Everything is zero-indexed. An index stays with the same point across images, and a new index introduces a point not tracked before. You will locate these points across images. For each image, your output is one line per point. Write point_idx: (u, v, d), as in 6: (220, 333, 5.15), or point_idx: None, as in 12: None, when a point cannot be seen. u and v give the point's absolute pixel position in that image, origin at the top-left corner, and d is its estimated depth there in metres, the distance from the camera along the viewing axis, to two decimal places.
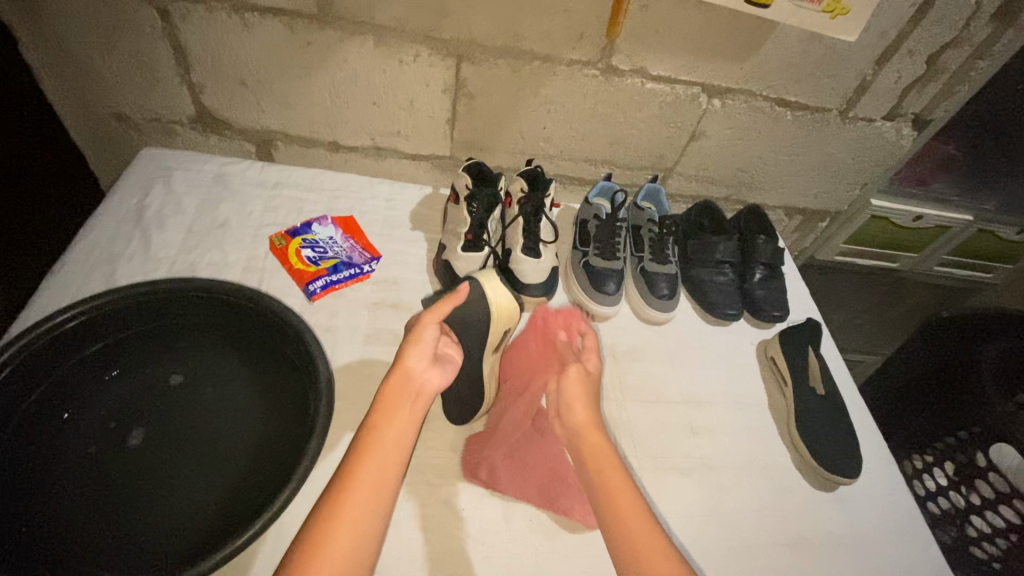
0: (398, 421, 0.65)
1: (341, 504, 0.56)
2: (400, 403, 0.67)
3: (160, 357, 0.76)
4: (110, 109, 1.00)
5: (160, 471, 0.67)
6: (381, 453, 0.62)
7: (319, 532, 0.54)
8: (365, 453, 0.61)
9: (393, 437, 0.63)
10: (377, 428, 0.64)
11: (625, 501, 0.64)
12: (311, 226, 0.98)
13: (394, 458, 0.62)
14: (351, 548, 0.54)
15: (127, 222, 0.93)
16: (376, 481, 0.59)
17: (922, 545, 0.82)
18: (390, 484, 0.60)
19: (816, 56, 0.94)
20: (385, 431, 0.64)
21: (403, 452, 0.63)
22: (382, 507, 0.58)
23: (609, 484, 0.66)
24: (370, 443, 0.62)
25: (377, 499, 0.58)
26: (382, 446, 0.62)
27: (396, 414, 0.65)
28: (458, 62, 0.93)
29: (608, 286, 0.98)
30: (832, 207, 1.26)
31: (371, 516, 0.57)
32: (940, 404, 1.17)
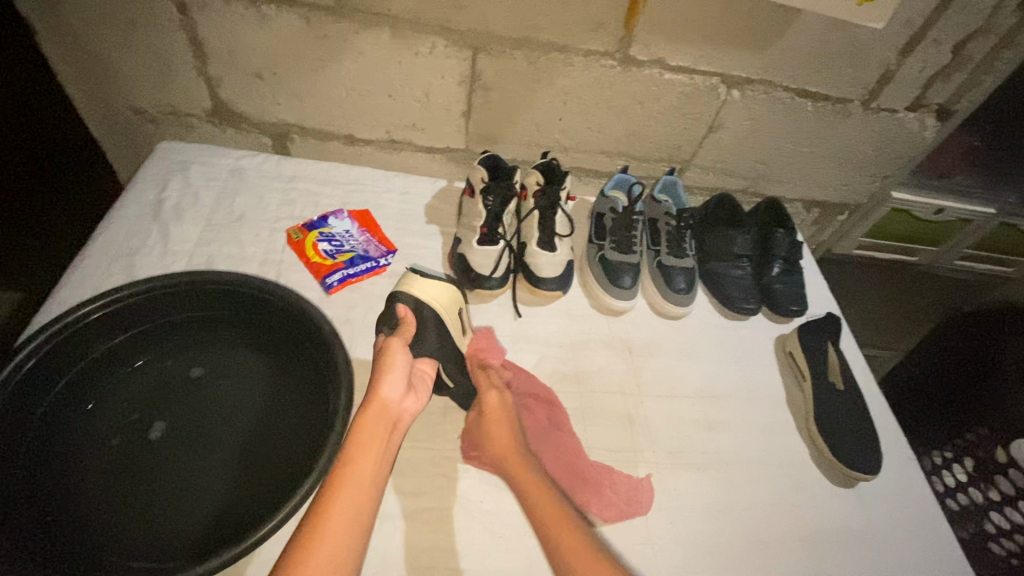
0: (376, 450, 0.63)
1: (316, 539, 0.55)
2: (379, 433, 0.65)
3: (179, 350, 0.77)
4: (128, 103, 1.01)
5: (180, 464, 0.68)
6: (357, 484, 0.60)
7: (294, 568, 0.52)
8: (341, 484, 0.59)
9: (371, 467, 0.62)
10: (353, 457, 0.62)
11: (562, 528, 0.64)
12: (326, 219, 0.98)
13: (370, 490, 0.60)
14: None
15: (145, 216, 0.93)
16: (353, 515, 0.57)
17: (942, 543, 0.81)
18: (366, 517, 0.58)
19: (839, 45, 0.92)
20: (362, 459, 0.62)
21: (378, 483, 0.62)
22: (360, 541, 0.57)
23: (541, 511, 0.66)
24: (346, 473, 0.60)
25: (354, 533, 0.56)
26: (357, 477, 0.60)
27: (373, 441, 0.64)
28: (474, 54, 0.92)
29: (624, 280, 0.97)
30: (852, 200, 1.24)
31: (349, 552, 0.55)
32: (961, 400, 1.15)
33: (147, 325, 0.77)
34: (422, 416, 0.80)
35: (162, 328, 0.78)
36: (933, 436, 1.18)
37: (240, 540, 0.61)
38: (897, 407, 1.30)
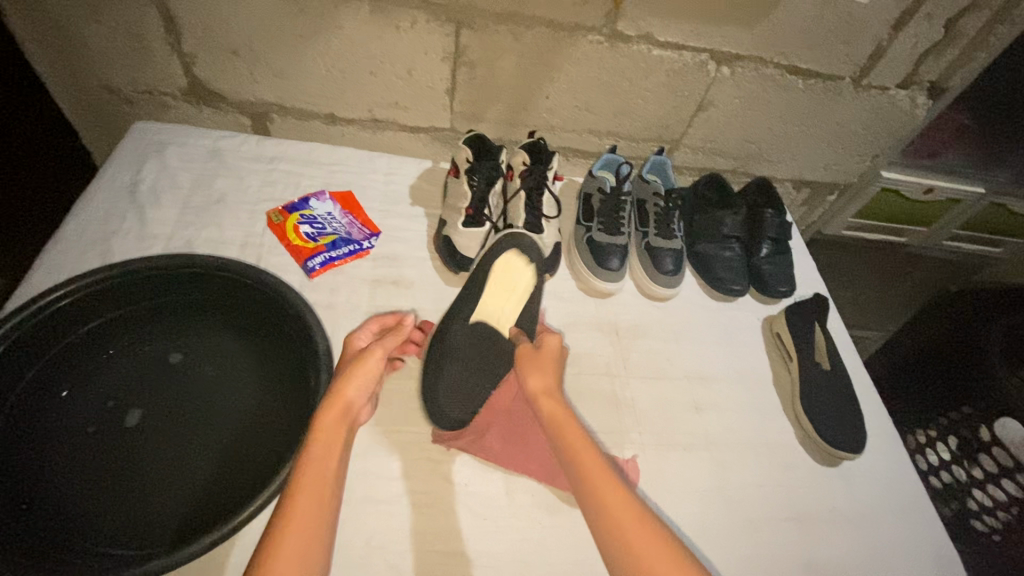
0: (329, 447, 0.60)
1: (280, 540, 0.51)
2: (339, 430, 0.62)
3: (157, 335, 0.75)
4: (99, 81, 0.97)
5: (159, 450, 0.67)
6: (315, 481, 0.57)
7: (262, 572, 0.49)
8: (300, 483, 0.56)
9: (326, 462, 0.59)
10: (309, 456, 0.59)
11: (611, 493, 0.59)
12: (308, 201, 0.96)
13: (330, 485, 0.57)
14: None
15: (120, 198, 0.90)
16: (315, 511, 0.55)
17: (923, 519, 0.82)
18: (329, 511, 0.56)
19: (830, 20, 0.90)
20: (316, 457, 0.59)
21: (335, 479, 0.59)
22: (324, 537, 0.54)
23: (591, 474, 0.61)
24: (303, 473, 0.57)
25: (319, 529, 0.54)
26: (316, 473, 0.57)
27: (323, 439, 0.60)
28: (458, 29, 0.90)
29: (612, 262, 0.96)
30: (842, 179, 1.23)
31: (314, 550, 0.52)
32: (942, 379, 1.16)
33: (120, 311, 0.75)
34: (406, 400, 0.79)
35: (136, 314, 0.76)
36: (918, 416, 1.19)
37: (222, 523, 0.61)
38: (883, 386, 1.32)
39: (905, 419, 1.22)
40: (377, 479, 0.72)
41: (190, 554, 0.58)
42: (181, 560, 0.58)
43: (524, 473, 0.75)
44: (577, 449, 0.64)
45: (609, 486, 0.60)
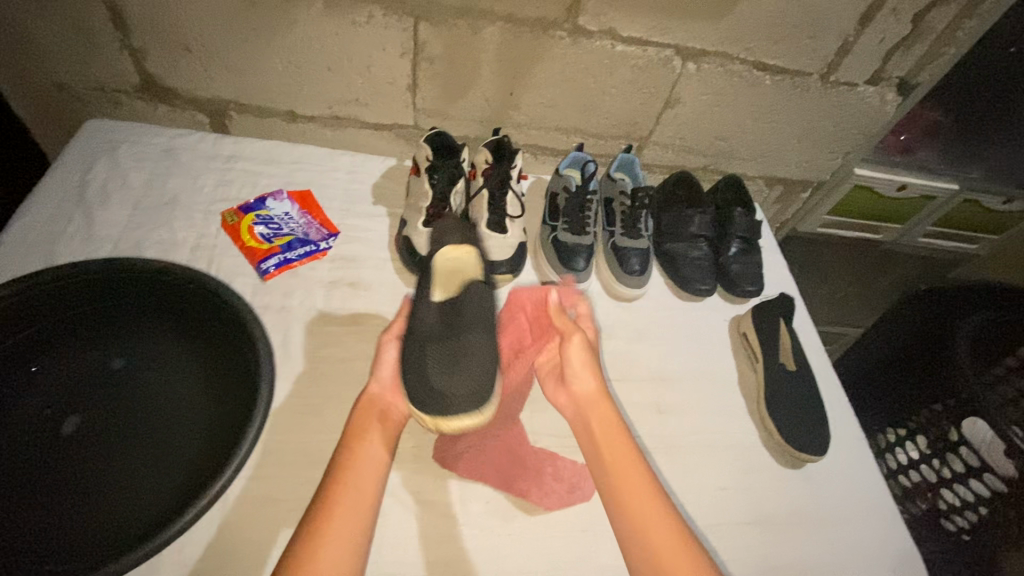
0: (372, 442, 0.66)
1: (327, 523, 0.57)
2: (375, 422, 0.69)
3: (97, 340, 0.73)
4: (48, 77, 0.94)
5: (99, 459, 0.64)
6: (360, 473, 0.63)
7: (307, 550, 0.55)
8: (346, 474, 0.62)
9: (371, 455, 0.65)
10: (354, 450, 0.65)
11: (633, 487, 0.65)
12: (265, 201, 0.94)
13: (373, 478, 0.63)
14: (339, 566, 0.55)
15: (68, 199, 0.88)
16: (358, 501, 0.60)
17: (887, 522, 0.81)
18: (371, 503, 0.61)
19: (795, 15, 0.89)
20: (363, 451, 0.65)
21: (381, 471, 0.64)
22: (366, 525, 0.60)
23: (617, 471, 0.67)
24: (350, 465, 0.63)
25: (359, 517, 0.59)
26: (360, 466, 0.63)
27: (369, 434, 0.67)
28: (416, 23, 0.87)
29: (577, 262, 0.95)
30: (814, 176, 1.22)
31: (354, 536, 0.58)
32: (913, 379, 1.14)
33: (48, 321, 0.72)
34: None
35: (65, 323, 0.73)
36: (889, 415, 1.18)
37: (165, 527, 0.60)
38: (855, 384, 1.33)
39: (877, 419, 1.21)
40: None
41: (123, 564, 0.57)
42: (124, 566, 0.57)
43: (477, 479, 0.73)
44: (606, 435, 0.71)
45: (631, 472, 0.66)
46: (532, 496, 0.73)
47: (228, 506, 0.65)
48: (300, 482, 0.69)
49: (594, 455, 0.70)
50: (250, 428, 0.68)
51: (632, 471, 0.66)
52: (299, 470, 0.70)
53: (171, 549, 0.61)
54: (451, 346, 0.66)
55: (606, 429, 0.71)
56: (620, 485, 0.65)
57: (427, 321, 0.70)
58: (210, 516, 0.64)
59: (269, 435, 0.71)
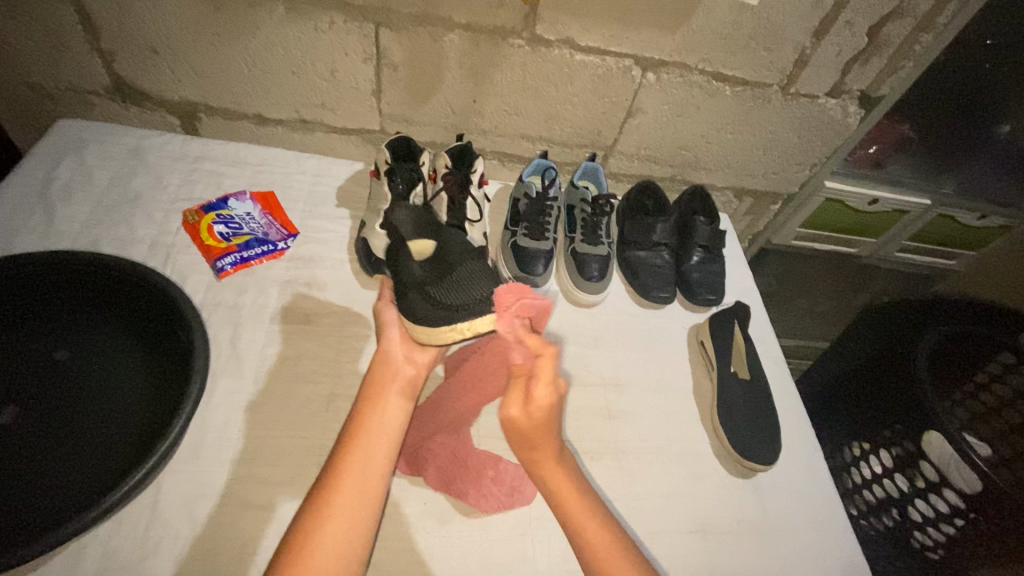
0: (382, 408, 0.65)
1: (330, 501, 0.56)
2: (388, 383, 0.68)
3: (41, 333, 0.75)
4: (21, 78, 0.96)
5: (30, 445, 0.66)
6: (368, 439, 0.61)
7: (308, 525, 0.54)
8: (353, 443, 0.61)
9: (379, 420, 0.63)
10: (362, 417, 0.63)
11: (572, 501, 0.65)
12: (226, 201, 0.95)
13: (383, 444, 0.62)
14: (341, 542, 0.54)
15: (31, 195, 0.89)
16: (364, 471, 0.59)
17: (836, 534, 0.80)
18: (381, 476, 0.60)
19: (750, 26, 0.90)
20: (372, 417, 0.64)
21: (390, 434, 0.63)
22: (374, 497, 0.58)
23: (558, 491, 0.66)
24: (357, 431, 0.62)
25: (367, 488, 0.58)
26: (368, 433, 0.62)
27: (380, 401, 0.65)
28: (377, 30, 0.89)
29: (536, 268, 0.95)
30: (783, 188, 1.23)
31: (362, 508, 0.57)
32: (871, 395, 1.12)
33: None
34: (302, 403, 0.77)
35: (10, 315, 0.74)
36: (853, 428, 1.16)
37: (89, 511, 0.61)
38: (822, 397, 1.31)
39: (843, 432, 1.19)
40: (259, 482, 0.69)
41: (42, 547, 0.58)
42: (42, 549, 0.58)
43: (419, 479, 0.73)
44: (559, 484, 0.66)
45: (588, 521, 0.64)
46: (470, 497, 0.72)
47: (159, 499, 0.65)
48: (234, 477, 0.69)
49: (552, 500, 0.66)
50: (179, 420, 0.69)
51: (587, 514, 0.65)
52: (235, 466, 0.70)
53: (97, 541, 0.61)
54: (449, 271, 0.71)
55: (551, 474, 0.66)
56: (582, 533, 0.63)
57: (411, 266, 0.72)
58: (140, 509, 0.64)
59: (207, 431, 0.71)
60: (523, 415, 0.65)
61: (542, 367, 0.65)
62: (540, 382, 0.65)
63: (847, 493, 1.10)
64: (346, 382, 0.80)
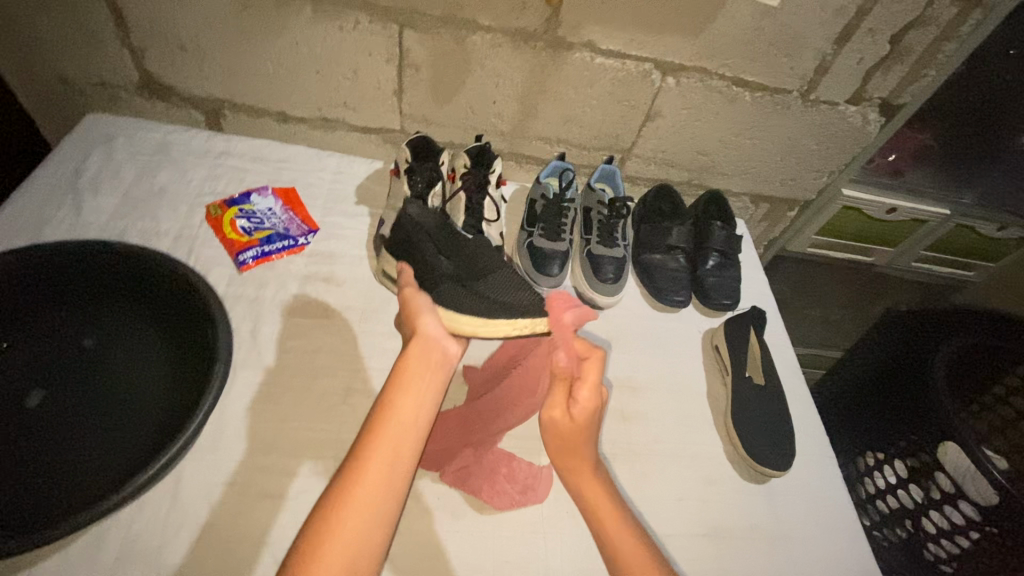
0: (413, 398, 0.62)
1: (347, 498, 0.55)
2: (422, 373, 0.65)
3: (69, 321, 0.76)
4: (54, 72, 0.98)
5: (56, 429, 0.67)
6: (396, 432, 0.60)
7: (327, 518, 0.53)
8: (378, 433, 0.59)
9: (409, 411, 0.61)
10: (391, 405, 0.61)
11: (610, 518, 0.67)
12: (249, 197, 0.97)
13: (410, 438, 0.60)
14: (357, 541, 0.53)
15: (60, 187, 0.92)
16: (389, 467, 0.57)
17: (850, 542, 0.80)
18: (403, 475, 0.58)
19: (771, 32, 0.90)
20: (402, 407, 0.61)
21: (417, 429, 0.61)
22: (395, 495, 0.57)
23: (599, 509, 0.68)
24: (384, 420, 0.60)
25: (389, 486, 0.56)
26: (396, 426, 0.60)
27: (410, 390, 0.63)
28: (401, 30, 0.90)
29: (551, 268, 0.95)
30: (800, 195, 1.22)
31: (383, 506, 0.55)
32: (887, 404, 1.11)
33: (21, 297, 0.75)
34: (320, 396, 0.78)
35: (40, 302, 0.76)
36: (867, 437, 1.15)
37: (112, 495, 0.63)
38: (835, 406, 1.31)
39: (856, 442, 1.18)
40: (277, 472, 0.70)
41: (67, 529, 0.59)
42: (66, 531, 0.59)
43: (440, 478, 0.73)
44: (594, 495, 0.69)
45: (624, 538, 0.65)
46: (483, 493, 0.73)
47: (179, 486, 0.66)
48: (252, 467, 0.70)
49: (581, 502, 0.69)
50: (200, 410, 0.70)
51: (625, 537, 0.65)
52: (253, 455, 0.71)
53: (119, 525, 0.62)
54: (489, 272, 0.74)
55: (586, 472, 0.70)
56: (616, 550, 0.64)
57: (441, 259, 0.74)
58: (160, 495, 0.65)
59: (227, 420, 0.73)
60: (565, 418, 0.69)
61: (587, 370, 0.70)
62: (585, 389, 0.69)
63: (861, 504, 1.10)
64: (362, 377, 0.81)
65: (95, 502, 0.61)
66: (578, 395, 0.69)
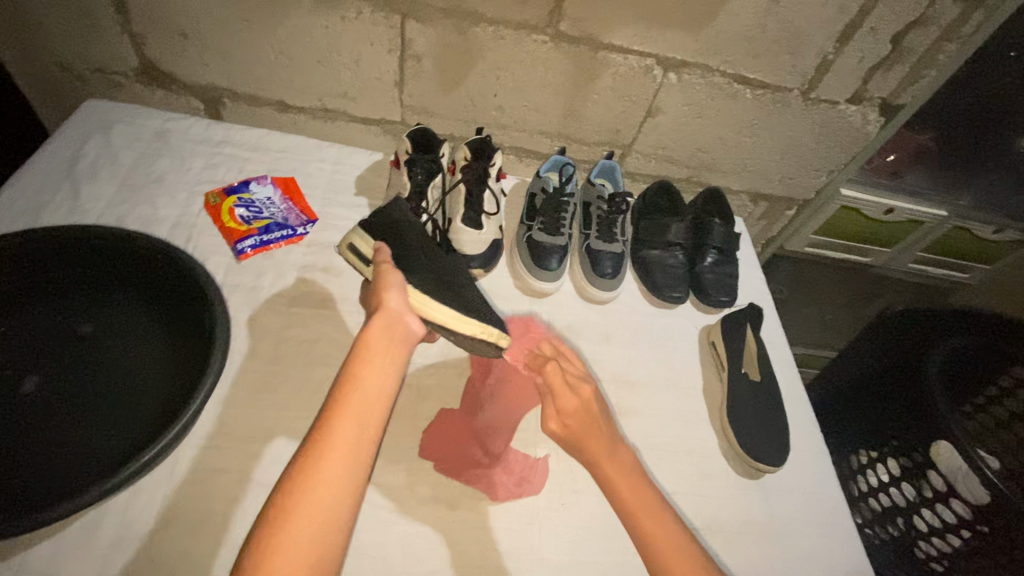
0: (378, 367, 0.61)
1: (314, 468, 0.52)
2: (388, 343, 0.64)
3: (66, 307, 0.76)
4: (53, 58, 0.98)
5: (51, 415, 0.67)
6: (360, 404, 0.58)
7: (292, 490, 0.51)
8: (342, 406, 0.57)
9: (373, 382, 0.60)
10: (358, 375, 0.60)
11: (640, 505, 0.63)
12: (248, 185, 0.97)
13: (375, 411, 0.58)
14: (325, 508, 0.51)
15: (58, 172, 0.91)
16: (357, 434, 0.55)
17: (844, 538, 0.80)
18: (369, 442, 0.56)
19: (774, 29, 0.90)
20: (366, 378, 0.60)
21: (383, 402, 0.59)
22: (363, 461, 0.55)
23: (624, 496, 0.64)
24: (348, 392, 0.58)
25: (355, 460, 0.54)
26: (362, 393, 0.58)
27: (375, 361, 0.61)
28: (403, 21, 0.90)
29: (550, 262, 0.95)
30: (799, 194, 1.22)
31: (349, 474, 0.53)
32: (883, 402, 1.12)
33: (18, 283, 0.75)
34: (317, 385, 0.78)
35: (37, 288, 0.76)
36: (860, 435, 1.16)
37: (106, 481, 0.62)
38: (831, 402, 1.31)
39: (850, 438, 1.19)
40: (273, 460, 0.70)
41: (60, 514, 0.59)
42: (60, 515, 0.59)
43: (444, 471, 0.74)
44: (611, 476, 0.65)
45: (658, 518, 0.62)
46: (479, 485, 0.73)
47: (175, 472, 0.66)
48: (247, 455, 0.70)
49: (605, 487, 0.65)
50: (197, 397, 0.70)
51: (657, 518, 0.62)
52: (249, 443, 0.71)
53: (114, 510, 0.62)
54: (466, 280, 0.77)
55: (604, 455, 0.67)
56: (640, 520, 0.62)
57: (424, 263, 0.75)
58: (157, 481, 0.65)
59: (224, 408, 0.73)
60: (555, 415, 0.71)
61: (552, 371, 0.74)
62: (560, 386, 0.72)
63: (853, 501, 1.10)
64: None
65: (89, 488, 0.61)
66: (554, 392, 0.72)
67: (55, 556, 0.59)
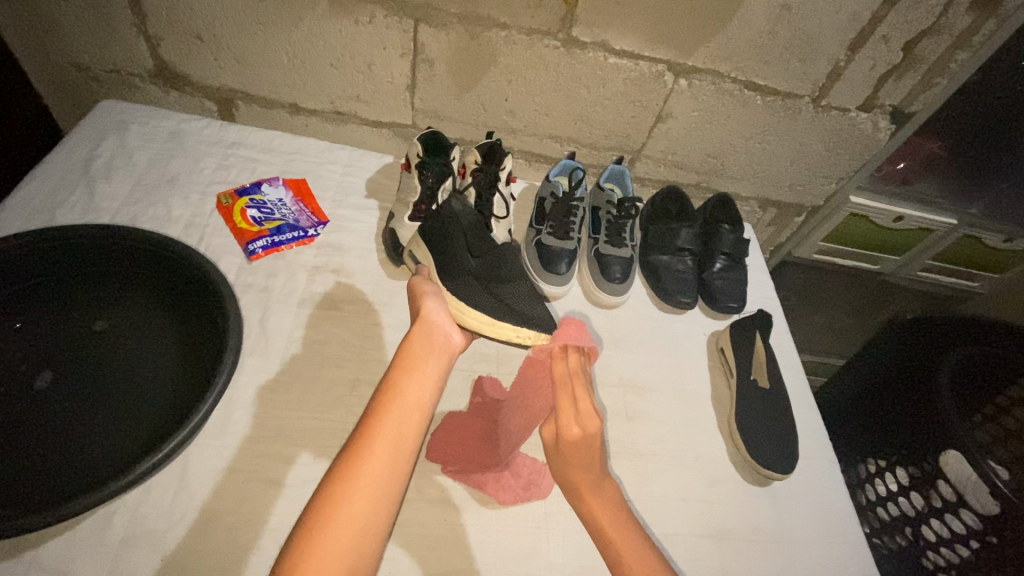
0: (418, 376, 0.65)
1: (357, 471, 0.56)
2: (426, 354, 0.68)
3: (81, 305, 0.77)
4: (69, 58, 0.99)
5: (64, 411, 0.68)
6: (400, 412, 0.62)
7: (334, 492, 0.54)
8: (383, 414, 0.61)
9: (414, 393, 0.64)
10: (399, 385, 0.64)
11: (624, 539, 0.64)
12: (260, 186, 0.97)
13: (415, 420, 0.62)
14: (367, 511, 0.54)
15: (73, 171, 0.92)
16: (397, 440, 0.59)
17: (852, 548, 0.80)
18: (410, 449, 0.60)
19: (785, 36, 0.90)
20: (408, 387, 0.64)
21: (421, 412, 0.63)
22: (403, 467, 0.58)
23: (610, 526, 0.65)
24: (389, 401, 0.62)
25: (396, 464, 0.58)
26: (402, 402, 0.62)
27: (415, 372, 0.66)
28: (416, 25, 0.90)
29: (560, 267, 0.95)
30: (808, 201, 1.22)
31: (390, 480, 0.57)
32: (893, 410, 1.11)
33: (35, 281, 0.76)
34: (328, 386, 0.78)
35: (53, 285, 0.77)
36: (869, 444, 1.15)
37: (120, 478, 0.63)
38: (841, 411, 1.31)
39: (859, 447, 1.18)
40: (281, 461, 0.70)
41: (75, 509, 0.59)
42: (75, 511, 0.59)
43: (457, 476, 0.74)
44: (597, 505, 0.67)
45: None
46: (488, 488, 0.73)
47: (186, 470, 0.67)
48: (257, 454, 0.70)
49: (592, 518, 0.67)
50: (210, 395, 0.70)
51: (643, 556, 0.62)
52: (259, 443, 0.71)
53: (125, 508, 0.63)
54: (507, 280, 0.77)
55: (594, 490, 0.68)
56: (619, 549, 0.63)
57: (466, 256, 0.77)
58: (167, 478, 0.66)
59: (235, 408, 0.73)
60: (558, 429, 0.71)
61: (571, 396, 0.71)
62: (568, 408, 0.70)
63: (861, 510, 1.10)
64: (369, 368, 0.81)
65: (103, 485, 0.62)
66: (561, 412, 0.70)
67: (65, 553, 0.59)
